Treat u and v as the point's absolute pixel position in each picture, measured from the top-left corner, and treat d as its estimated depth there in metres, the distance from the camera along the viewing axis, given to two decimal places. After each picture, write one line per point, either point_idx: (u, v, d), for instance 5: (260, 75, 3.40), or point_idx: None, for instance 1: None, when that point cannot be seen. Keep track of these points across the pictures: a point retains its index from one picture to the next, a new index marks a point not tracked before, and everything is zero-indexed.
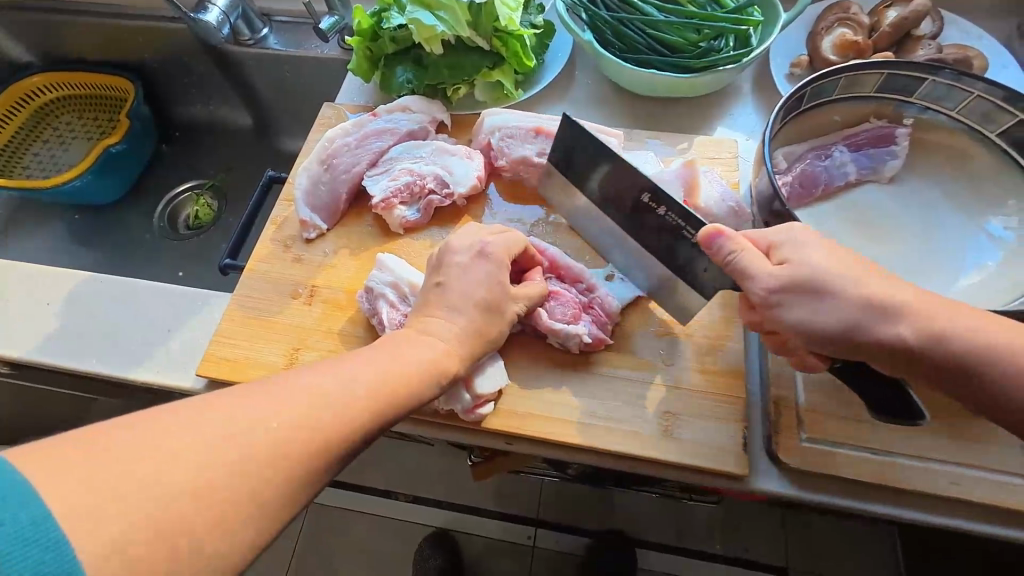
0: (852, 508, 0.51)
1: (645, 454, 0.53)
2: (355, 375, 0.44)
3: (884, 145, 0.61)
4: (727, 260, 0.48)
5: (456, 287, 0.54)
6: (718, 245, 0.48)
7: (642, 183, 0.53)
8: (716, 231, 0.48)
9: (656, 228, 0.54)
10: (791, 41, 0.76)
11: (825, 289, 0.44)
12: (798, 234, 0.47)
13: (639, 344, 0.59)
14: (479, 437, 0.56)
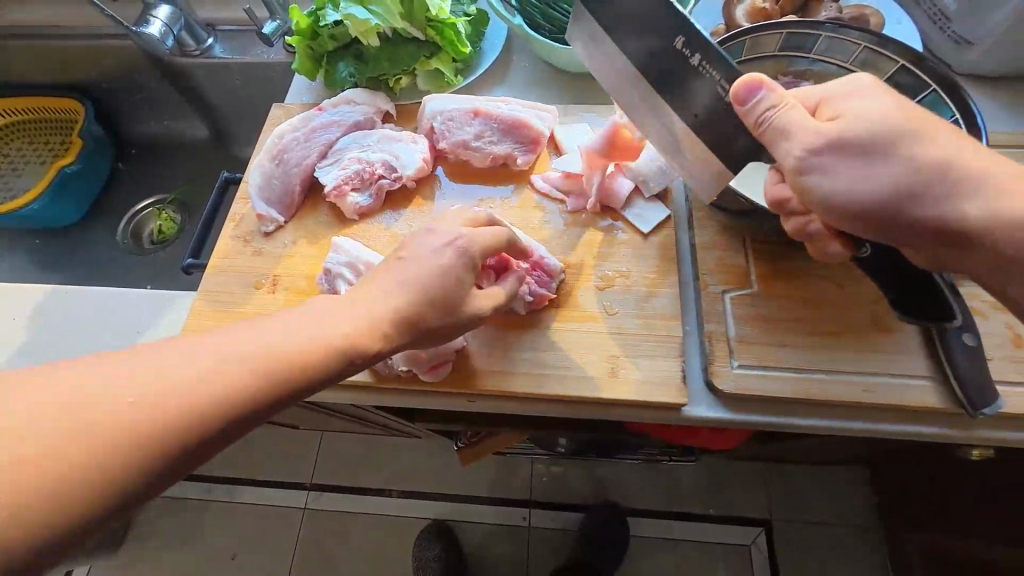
0: (779, 423, 0.58)
1: (597, 395, 0.58)
2: (313, 324, 0.49)
3: None
4: (762, 114, 0.47)
5: (419, 271, 0.54)
6: (755, 96, 0.47)
7: (675, 27, 0.51)
8: (755, 81, 0.47)
9: (679, 78, 0.54)
10: (708, 13, 0.84)
11: (879, 144, 0.45)
12: (852, 90, 0.47)
13: (583, 298, 0.64)
14: (443, 397, 0.61)
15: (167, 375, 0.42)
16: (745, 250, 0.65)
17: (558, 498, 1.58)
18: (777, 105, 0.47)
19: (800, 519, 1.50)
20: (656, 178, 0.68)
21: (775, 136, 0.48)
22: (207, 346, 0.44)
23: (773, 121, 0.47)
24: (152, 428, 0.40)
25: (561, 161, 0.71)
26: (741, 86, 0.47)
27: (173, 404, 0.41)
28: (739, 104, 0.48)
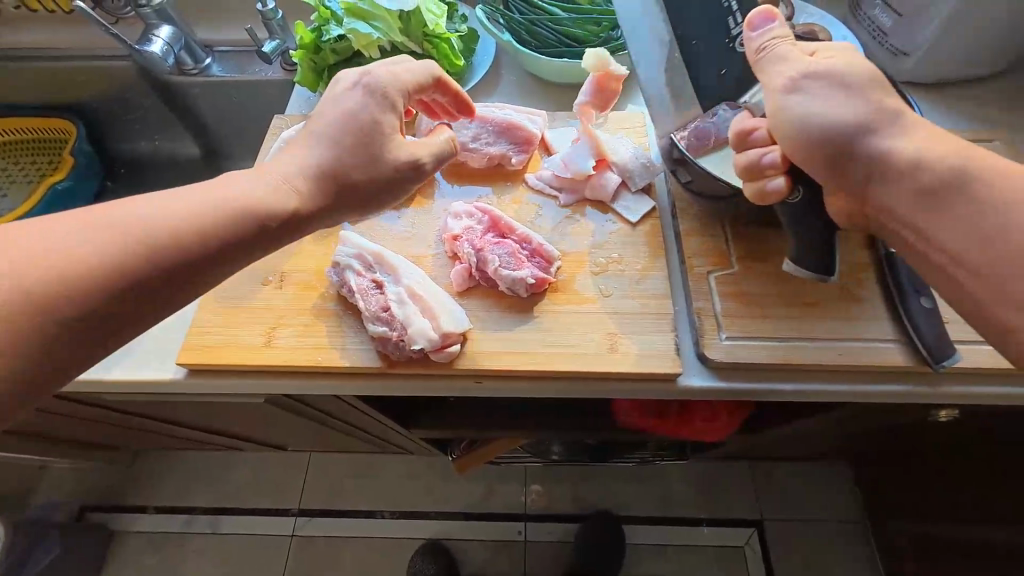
0: (765, 388, 0.62)
1: (597, 368, 0.62)
2: (335, 120, 0.56)
3: None
4: (761, 48, 0.55)
5: (330, 113, 0.56)
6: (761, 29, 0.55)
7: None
8: (764, 16, 0.55)
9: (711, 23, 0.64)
10: None
11: (851, 84, 0.52)
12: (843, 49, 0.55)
13: (579, 283, 0.68)
14: (451, 378, 0.64)
15: (235, 191, 0.52)
16: (725, 235, 0.71)
17: (553, 508, 1.58)
18: (780, 38, 0.55)
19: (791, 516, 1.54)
20: (640, 174, 0.74)
21: (770, 63, 0.55)
22: (266, 175, 0.54)
23: (774, 49, 0.54)
24: (173, 245, 0.48)
25: (551, 161, 0.76)
26: (757, 14, 0.55)
27: (240, 206, 0.51)
28: (750, 28, 0.56)
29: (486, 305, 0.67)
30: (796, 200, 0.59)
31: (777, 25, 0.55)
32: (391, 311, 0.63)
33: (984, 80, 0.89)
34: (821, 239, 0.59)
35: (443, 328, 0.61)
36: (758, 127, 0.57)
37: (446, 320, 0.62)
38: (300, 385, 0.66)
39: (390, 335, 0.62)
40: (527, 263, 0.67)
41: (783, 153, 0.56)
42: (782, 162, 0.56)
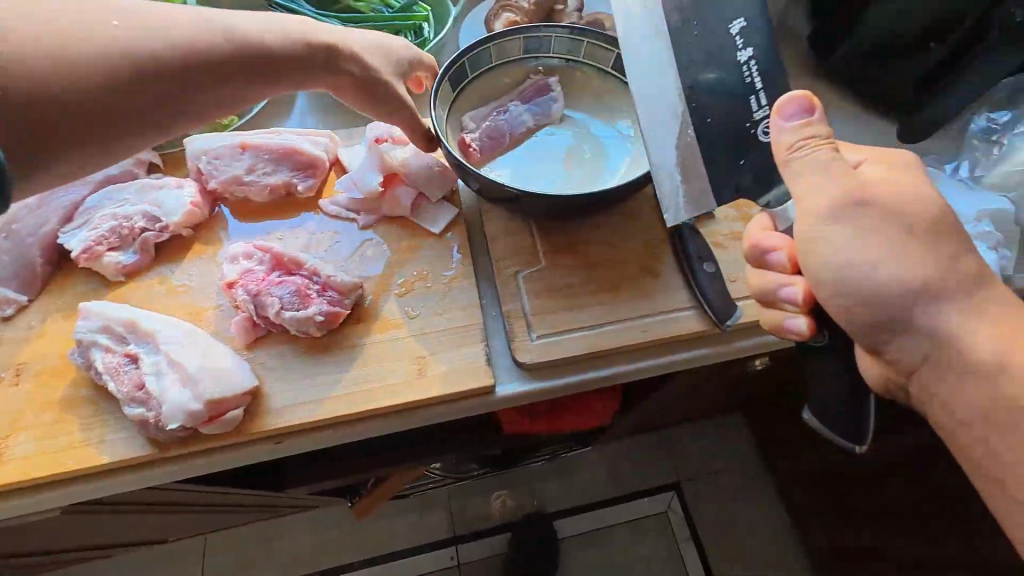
0: (582, 379, 0.62)
1: (407, 399, 0.58)
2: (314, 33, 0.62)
3: (545, 94, 0.75)
4: (794, 145, 0.48)
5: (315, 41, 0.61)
6: (796, 116, 0.48)
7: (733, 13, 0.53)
8: (803, 101, 0.48)
9: (715, 95, 0.53)
10: (474, 29, 0.93)
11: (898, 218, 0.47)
12: (905, 163, 0.50)
13: (382, 308, 0.63)
14: (245, 445, 0.56)
15: (181, 42, 0.53)
16: (530, 231, 0.69)
17: (477, 526, 1.52)
18: (812, 134, 0.48)
19: (705, 472, 1.58)
20: (436, 182, 0.70)
21: (801, 166, 0.48)
22: (219, 37, 0.55)
23: (810, 151, 0.48)
24: (119, 83, 0.50)
25: (342, 181, 0.71)
26: (796, 99, 0.48)
27: (183, 61, 0.53)
28: (783, 118, 0.48)
29: (279, 354, 0.59)
30: (820, 344, 0.53)
31: (815, 119, 0.48)
32: (148, 387, 0.54)
33: None
34: (839, 395, 0.52)
35: (207, 396, 0.52)
36: (779, 247, 0.54)
37: (215, 383, 0.54)
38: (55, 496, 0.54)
39: (147, 417, 0.52)
40: (316, 299, 0.60)
41: (803, 289, 0.52)
42: (801, 298, 0.52)
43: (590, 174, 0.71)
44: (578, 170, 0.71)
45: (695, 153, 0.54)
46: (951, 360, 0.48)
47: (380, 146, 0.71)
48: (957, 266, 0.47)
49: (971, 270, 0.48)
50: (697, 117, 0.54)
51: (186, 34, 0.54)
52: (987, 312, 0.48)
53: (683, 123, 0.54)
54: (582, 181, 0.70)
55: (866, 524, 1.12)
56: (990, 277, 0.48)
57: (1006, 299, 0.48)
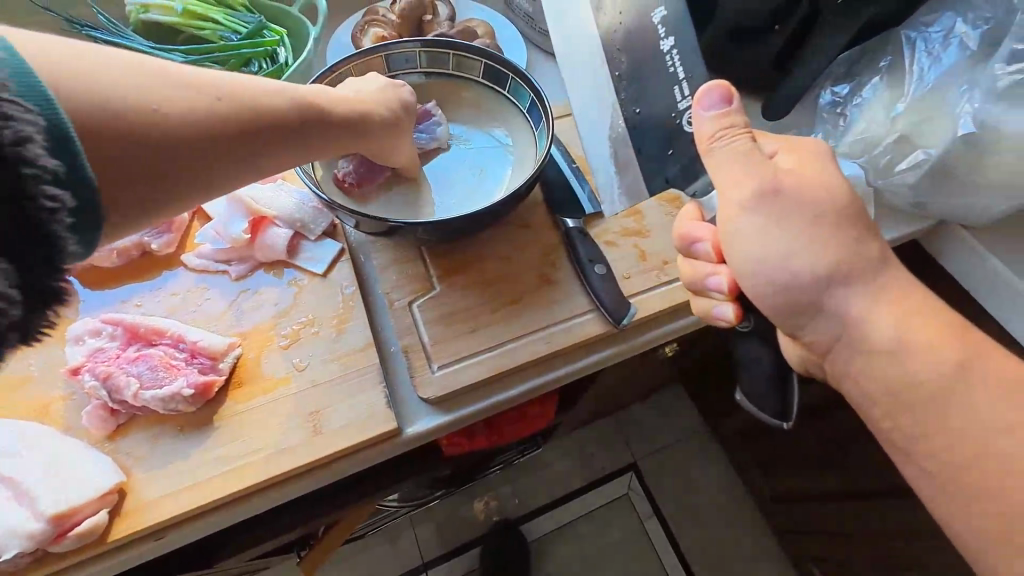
0: (493, 403, 0.61)
1: (303, 462, 0.53)
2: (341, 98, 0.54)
3: (427, 118, 0.71)
4: (714, 132, 0.49)
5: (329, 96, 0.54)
6: (715, 105, 0.49)
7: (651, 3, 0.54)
8: (722, 94, 0.49)
9: (636, 86, 0.55)
10: (343, 47, 0.89)
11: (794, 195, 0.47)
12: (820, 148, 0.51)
13: (266, 365, 0.58)
14: (116, 551, 0.49)
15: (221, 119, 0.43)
16: (420, 256, 0.66)
17: (444, 547, 1.50)
18: (730, 123, 0.49)
19: (657, 448, 1.63)
20: (310, 219, 0.66)
21: (723, 152, 0.49)
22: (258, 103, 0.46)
23: (723, 135, 0.49)
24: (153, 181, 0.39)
25: (205, 233, 0.65)
26: (713, 90, 0.49)
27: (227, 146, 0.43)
28: (702, 107, 0.49)
29: (146, 437, 0.53)
30: (746, 328, 0.55)
31: (729, 109, 0.49)
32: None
33: None
34: (765, 372, 0.54)
35: (45, 514, 0.46)
36: (703, 239, 0.54)
37: (56, 495, 0.47)
38: None
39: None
40: (180, 372, 0.54)
41: (729, 278, 0.53)
42: (726, 288, 0.53)
43: (474, 189, 0.69)
44: (459, 187, 0.69)
45: (626, 148, 0.56)
46: (858, 339, 0.47)
47: (240, 193, 0.65)
48: (858, 238, 0.47)
49: (846, 245, 0.46)
50: (628, 109, 0.56)
51: (223, 111, 0.43)
52: (868, 285, 0.46)
53: (615, 115, 0.56)
54: (464, 199, 0.68)
55: (803, 474, 1.20)
56: (870, 249, 0.47)
57: (881, 272, 0.46)
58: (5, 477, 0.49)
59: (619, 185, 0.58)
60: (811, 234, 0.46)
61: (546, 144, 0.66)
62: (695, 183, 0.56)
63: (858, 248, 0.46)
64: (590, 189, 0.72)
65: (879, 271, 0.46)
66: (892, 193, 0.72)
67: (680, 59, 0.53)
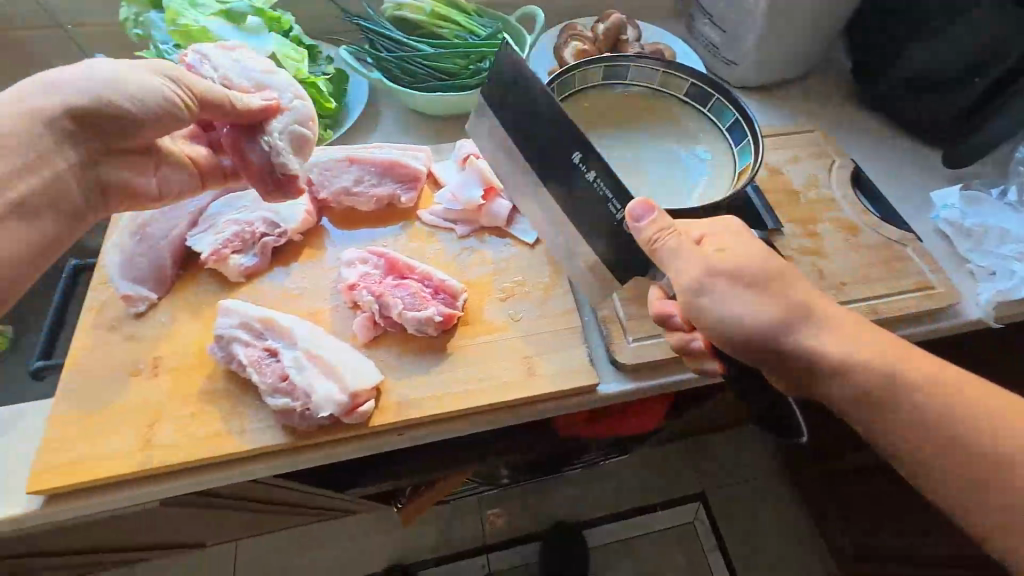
0: (675, 380, 0.67)
1: (519, 395, 0.63)
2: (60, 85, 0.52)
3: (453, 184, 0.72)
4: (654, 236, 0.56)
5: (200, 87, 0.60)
6: (645, 217, 0.56)
7: (575, 142, 0.57)
8: (647, 206, 0.56)
9: None
10: (544, 57, 1.01)
11: None
12: None
13: (488, 311, 0.68)
14: (372, 435, 0.60)
15: None
16: None
17: (509, 534, 1.54)
18: (662, 228, 0.56)
19: (730, 482, 1.61)
20: None
21: (670, 251, 0.56)
22: None
23: (663, 239, 0.56)
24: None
25: (441, 194, 0.76)
26: (635, 205, 0.56)
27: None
28: (634, 220, 0.56)
29: (395, 352, 0.64)
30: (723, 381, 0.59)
31: (656, 216, 0.56)
32: (291, 378, 0.58)
33: (801, 78, 1.04)
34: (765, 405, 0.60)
35: (351, 385, 0.57)
36: (674, 311, 0.62)
37: (352, 375, 0.58)
38: (199, 481, 0.58)
39: (293, 406, 0.57)
40: (432, 301, 0.65)
41: (704, 339, 0.61)
42: (704, 347, 0.61)
43: (670, 189, 0.76)
44: (657, 186, 0.76)
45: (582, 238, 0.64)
46: None
47: (478, 161, 0.76)
48: None
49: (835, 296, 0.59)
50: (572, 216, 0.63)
51: None
52: (804, 323, 0.56)
53: (560, 219, 0.64)
54: (667, 197, 0.75)
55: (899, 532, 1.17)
56: (790, 295, 0.56)
57: None
58: (308, 356, 0.60)
59: (584, 277, 0.65)
60: (757, 295, 0.56)
61: (750, 160, 0.73)
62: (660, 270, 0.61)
63: (785, 299, 0.56)
64: (767, 202, 0.78)
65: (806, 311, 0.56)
66: None
67: (606, 181, 0.57)
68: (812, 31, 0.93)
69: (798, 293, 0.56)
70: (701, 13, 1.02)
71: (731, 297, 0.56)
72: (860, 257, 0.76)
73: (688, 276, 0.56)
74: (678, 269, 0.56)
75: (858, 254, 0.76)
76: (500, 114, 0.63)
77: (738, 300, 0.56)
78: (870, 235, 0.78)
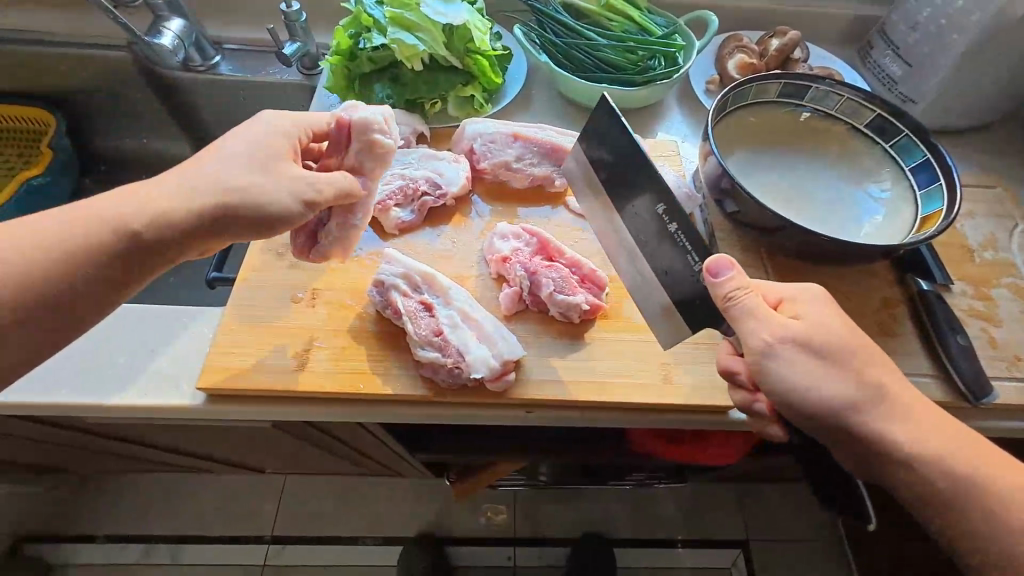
0: None
1: (654, 400, 0.61)
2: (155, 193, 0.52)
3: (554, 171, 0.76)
4: (727, 295, 0.52)
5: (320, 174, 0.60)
6: (724, 273, 0.52)
7: (658, 196, 0.55)
8: (724, 262, 0.52)
9: (659, 237, 0.57)
10: (704, 64, 0.98)
11: None
12: (813, 309, 0.55)
13: (629, 310, 0.67)
14: (502, 406, 0.61)
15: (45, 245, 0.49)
16: (765, 266, 0.72)
17: (543, 533, 1.53)
18: (743, 286, 0.52)
19: (782, 539, 1.52)
20: (683, 203, 0.74)
21: (744, 314, 0.53)
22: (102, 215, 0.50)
23: (739, 299, 0.52)
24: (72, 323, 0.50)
25: None
26: (714, 261, 0.52)
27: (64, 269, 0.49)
28: (711, 276, 0.52)
29: (536, 331, 0.64)
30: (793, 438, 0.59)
31: (735, 274, 0.52)
32: (444, 336, 0.60)
33: (983, 128, 0.95)
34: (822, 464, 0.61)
35: (503, 353, 0.58)
36: (739, 371, 0.57)
37: (503, 344, 0.60)
38: (337, 412, 0.61)
39: (444, 362, 0.59)
40: (581, 289, 0.65)
41: (769, 404, 0.57)
42: (768, 411, 0.57)
43: (837, 222, 0.72)
44: (820, 218, 0.73)
45: (647, 294, 0.61)
46: None
47: None
48: None
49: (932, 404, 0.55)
50: (660, 268, 0.58)
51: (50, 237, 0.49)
52: (861, 395, 0.52)
53: (643, 267, 0.60)
54: (829, 231, 0.71)
55: None
56: (852, 365, 0.53)
57: None
58: (462, 318, 0.63)
59: (659, 315, 0.60)
60: (814, 360, 0.52)
61: (940, 207, 0.67)
62: (724, 326, 0.57)
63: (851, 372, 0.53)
64: (940, 255, 0.72)
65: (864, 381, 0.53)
66: None
67: (687, 236, 0.54)
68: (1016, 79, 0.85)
69: (860, 363, 0.53)
70: (885, 42, 0.95)
71: (798, 364, 0.52)
72: None
73: (757, 339, 0.53)
74: (750, 331, 0.53)
75: None
76: (589, 155, 0.63)
77: (805, 370, 0.52)
78: None
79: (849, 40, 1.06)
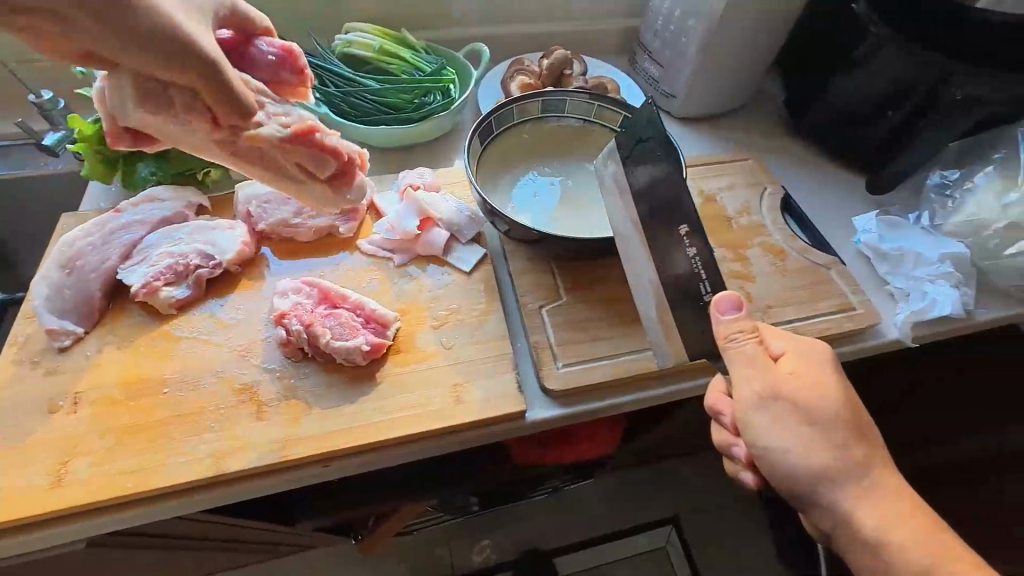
0: (600, 408, 0.68)
1: (447, 424, 0.62)
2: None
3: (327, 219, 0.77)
4: (731, 336, 0.57)
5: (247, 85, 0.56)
6: (728, 311, 0.57)
7: (685, 215, 0.58)
8: (733, 302, 0.57)
9: (672, 259, 0.60)
10: (493, 90, 1.04)
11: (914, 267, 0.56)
12: (815, 371, 0.57)
13: (421, 340, 0.68)
14: (293, 464, 0.59)
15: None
16: (552, 269, 0.76)
17: (476, 566, 1.48)
18: (743, 328, 0.57)
19: (706, 507, 1.58)
20: (466, 226, 0.77)
21: (741, 357, 0.57)
22: None
23: (740, 338, 0.56)
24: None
25: (381, 224, 0.78)
26: (724, 298, 0.57)
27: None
28: (718, 311, 0.57)
29: (324, 381, 0.64)
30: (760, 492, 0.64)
31: (742, 317, 0.57)
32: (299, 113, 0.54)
33: (739, 109, 1.09)
34: None
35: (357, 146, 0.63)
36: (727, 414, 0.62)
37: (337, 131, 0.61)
38: (118, 518, 0.57)
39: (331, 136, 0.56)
40: (363, 331, 0.66)
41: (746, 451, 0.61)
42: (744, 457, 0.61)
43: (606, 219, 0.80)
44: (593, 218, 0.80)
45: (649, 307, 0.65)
46: None
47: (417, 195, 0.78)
48: None
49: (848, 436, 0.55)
50: (665, 286, 0.62)
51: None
52: (848, 482, 0.54)
53: (649, 286, 0.63)
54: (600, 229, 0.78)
55: None
56: (851, 450, 0.54)
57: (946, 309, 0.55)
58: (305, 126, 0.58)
59: (656, 322, 0.64)
60: (806, 431, 0.54)
61: None
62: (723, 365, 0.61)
63: (837, 449, 0.53)
64: None
65: (863, 473, 0.54)
66: (997, 273, 0.79)
67: (703, 264, 0.58)
68: (745, 67, 0.99)
69: (861, 451, 0.54)
70: (643, 50, 1.07)
71: (786, 425, 0.55)
72: (788, 281, 0.79)
73: (750, 387, 0.56)
74: (745, 377, 0.56)
75: (785, 277, 0.79)
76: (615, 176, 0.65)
77: (784, 429, 0.55)
78: (797, 258, 0.82)
79: (621, 49, 1.18)
